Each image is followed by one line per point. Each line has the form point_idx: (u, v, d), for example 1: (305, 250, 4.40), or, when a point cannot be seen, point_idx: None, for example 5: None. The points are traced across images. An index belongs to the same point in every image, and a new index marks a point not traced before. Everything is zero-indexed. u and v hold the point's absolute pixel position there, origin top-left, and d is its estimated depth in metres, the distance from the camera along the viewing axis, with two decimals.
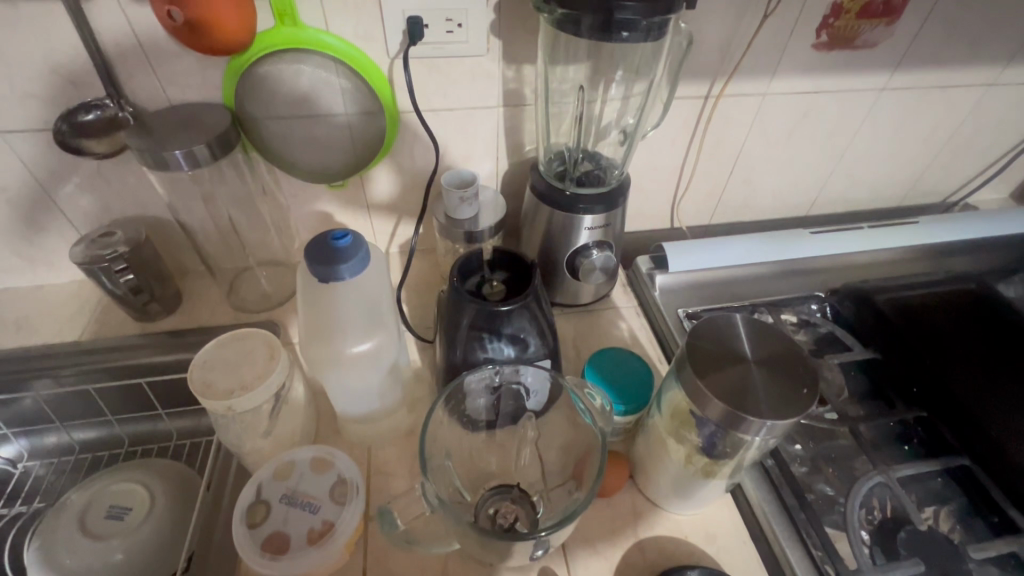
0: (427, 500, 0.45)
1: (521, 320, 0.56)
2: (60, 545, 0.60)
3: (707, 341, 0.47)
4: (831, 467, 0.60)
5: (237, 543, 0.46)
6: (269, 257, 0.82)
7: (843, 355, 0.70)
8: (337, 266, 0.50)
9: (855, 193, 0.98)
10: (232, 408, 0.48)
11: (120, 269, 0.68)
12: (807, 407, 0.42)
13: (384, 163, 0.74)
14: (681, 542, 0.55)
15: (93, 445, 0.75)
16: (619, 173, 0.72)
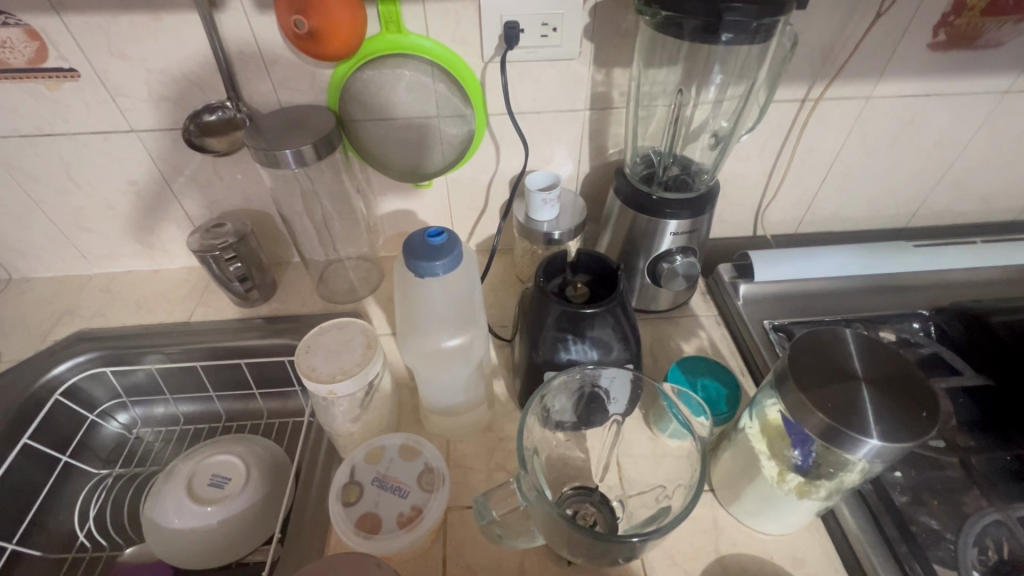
0: (522, 492, 0.47)
1: (607, 323, 0.56)
2: (169, 506, 0.66)
3: (813, 356, 0.45)
4: (936, 499, 0.56)
5: (335, 518, 0.49)
6: (357, 251, 0.87)
7: (950, 380, 0.65)
8: (434, 262, 0.50)
9: (965, 205, 0.91)
10: (333, 392, 0.51)
11: (230, 257, 0.74)
12: (927, 432, 0.40)
13: (469, 165, 0.76)
14: (767, 562, 0.53)
15: (194, 418, 0.81)
16: (709, 178, 0.70)
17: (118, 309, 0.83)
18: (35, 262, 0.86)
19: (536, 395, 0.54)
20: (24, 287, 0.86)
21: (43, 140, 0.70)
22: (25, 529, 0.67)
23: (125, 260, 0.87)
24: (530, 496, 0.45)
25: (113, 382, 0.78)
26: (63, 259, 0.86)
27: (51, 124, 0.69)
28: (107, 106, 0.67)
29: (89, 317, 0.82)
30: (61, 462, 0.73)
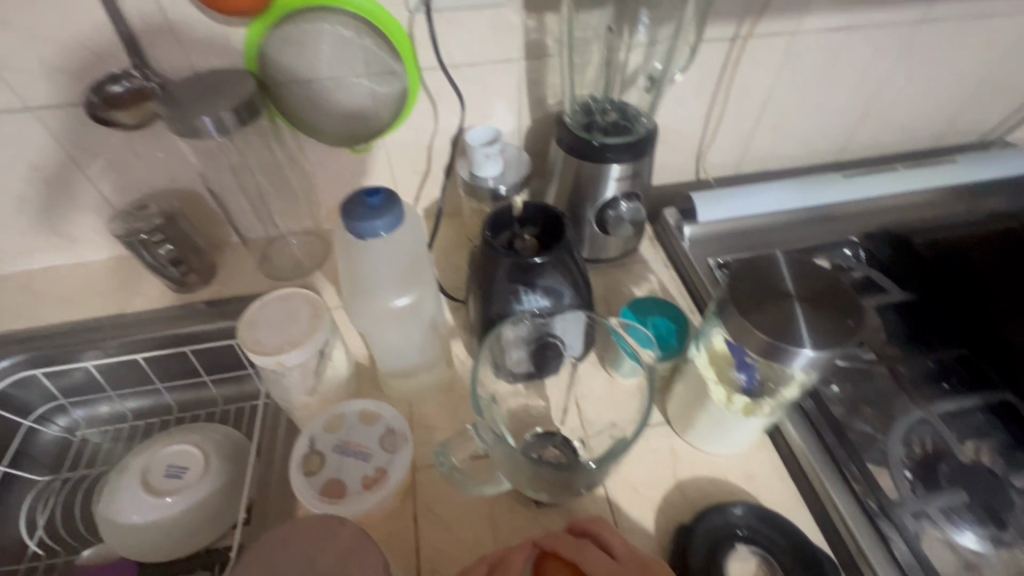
0: (481, 437, 0.48)
1: (555, 271, 0.57)
2: (126, 502, 0.63)
3: (749, 279, 0.47)
4: (869, 407, 0.60)
5: (297, 488, 0.48)
6: (300, 226, 0.83)
7: (879, 298, 0.69)
8: (373, 221, 0.49)
9: (890, 136, 0.95)
10: (282, 362, 0.50)
11: (158, 240, 0.71)
12: (851, 338, 0.42)
13: (407, 125, 0.74)
14: (721, 482, 0.56)
15: (144, 413, 0.78)
16: (646, 121, 0.71)
17: (42, 307, 0.77)
18: None
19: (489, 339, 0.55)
20: None
21: None
22: None
23: (43, 256, 0.80)
24: (489, 440, 0.46)
25: (46, 385, 0.73)
26: None
27: None
28: None
29: (10, 319, 0.76)
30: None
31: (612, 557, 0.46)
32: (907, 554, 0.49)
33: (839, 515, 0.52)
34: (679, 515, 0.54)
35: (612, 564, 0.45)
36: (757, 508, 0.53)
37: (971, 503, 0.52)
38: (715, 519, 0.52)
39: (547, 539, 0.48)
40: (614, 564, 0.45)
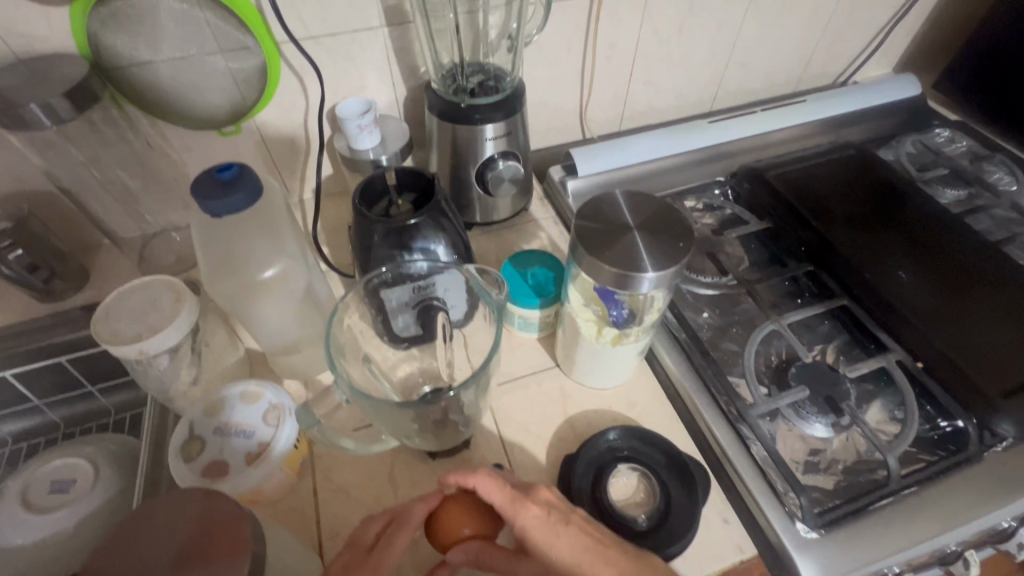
0: (341, 388, 0.49)
1: (429, 232, 0.58)
2: (4, 522, 0.60)
3: (593, 219, 0.50)
4: (735, 328, 0.67)
5: (176, 475, 0.48)
6: (179, 219, 0.79)
7: (740, 230, 0.76)
8: (220, 198, 0.48)
9: (754, 83, 1.03)
10: (145, 352, 0.48)
11: (7, 245, 0.65)
12: (684, 258, 0.46)
13: (274, 102, 0.72)
14: (606, 411, 0.61)
15: (25, 435, 0.74)
16: (512, 80, 0.72)
17: None
18: None
19: (358, 285, 0.56)
20: None
21: None
22: None
23: None
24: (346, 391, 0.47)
25: None
26: None
27: None
28: None
29: None
30: None
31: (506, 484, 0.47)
32: (763, 453, 0.55)
33: (705, 425, 0.57)
34: (568, 446, 0.58)
35: (505, 491, 0.47)
36: (632, 429, 0.57)
37: (812, 397, 0.59)
38: (595, 445, 0.56)
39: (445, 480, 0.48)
40: (507, 490, 0.47)
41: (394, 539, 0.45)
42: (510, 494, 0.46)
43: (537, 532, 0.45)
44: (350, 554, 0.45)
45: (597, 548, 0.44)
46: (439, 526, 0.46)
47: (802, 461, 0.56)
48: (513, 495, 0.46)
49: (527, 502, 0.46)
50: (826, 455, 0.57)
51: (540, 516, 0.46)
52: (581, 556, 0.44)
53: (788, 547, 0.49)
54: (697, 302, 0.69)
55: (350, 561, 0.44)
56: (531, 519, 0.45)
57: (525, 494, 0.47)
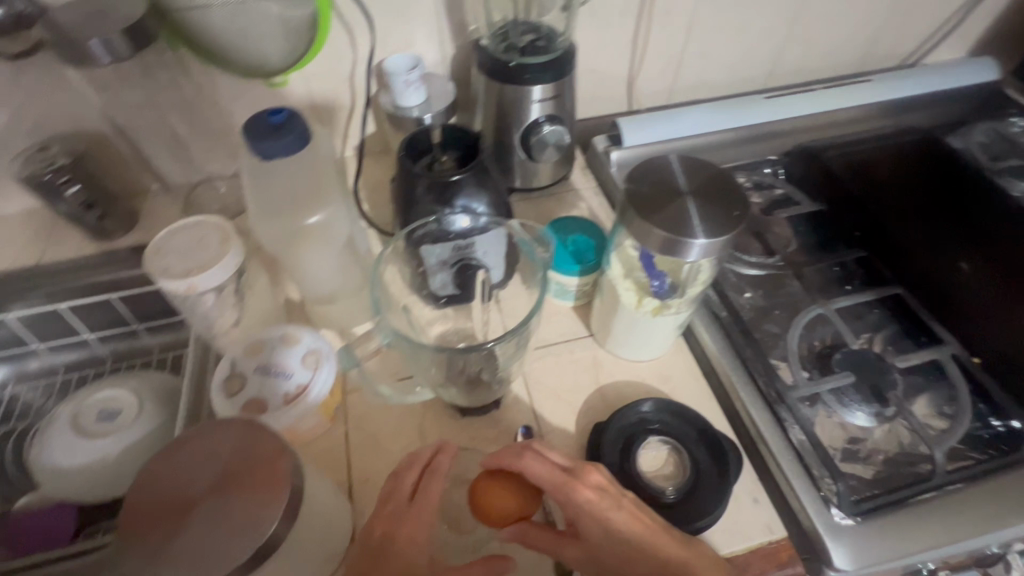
0: (383, 331, 0.50)
1: (471, 189, 0.58)
2: (57, 444, 0.64)
3: (644, 182, 0.48)
4: (778, 310, 0.64)
5: (218, 407, 0.49)
6: (224, 169, 0.80)
7: (791, 211, 0.73)
8: (271, 141, 0.49)
9: (814, 61, 0.97)
10: (194, 288, 0.50)
11: (65, 180, 0.68)
12: (738, 226, 0.45)
13: (323, 54, 0.71)
14: (639, 384, 0.60)
15: (74, 366, 0.77)
16: (564, 40, 0.70)
17: None
18: None
19: (401, 234, 0.57)
20: None
21: None
22: None
23: None
24: (388, 332, 0.50)
25: None
26: None
27: None
28: None
29: None
30: None
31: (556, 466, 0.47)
32: (801, 438, 0.53)
33: (741, 404, 0.56)
34: (598, 415, 0.58)
35: (556, 473, 0.46)
36: (665, 403, 0.56)
37: (857, 384, 0.57)
38: (627, 416, 0.55)
39: (494, 459, 0.48)
40: (559, 473, 0.46)
41: (430, 488, 0.46)
42: (560, 477, 0.46)
43: (588, 515, 0.44)
44: (392, 505, 0.46)
45: (644, 533, 0.45)
46: (487, 502, 0.47)
47: (840, 449, 0.54)
48: (564, 479, 0.46)
49: (578, 485, 0.45)
50: (866, 445, 0.54)
51: (591, 500, 0.45)
52: (629, 539, 0.44)
53: (821, 531, 0.48)
54: (739, 282, 0.67)
55: (392, 512, 0.45)
56: (583, 503, 0.45)
57: (576, 477, 0.46)
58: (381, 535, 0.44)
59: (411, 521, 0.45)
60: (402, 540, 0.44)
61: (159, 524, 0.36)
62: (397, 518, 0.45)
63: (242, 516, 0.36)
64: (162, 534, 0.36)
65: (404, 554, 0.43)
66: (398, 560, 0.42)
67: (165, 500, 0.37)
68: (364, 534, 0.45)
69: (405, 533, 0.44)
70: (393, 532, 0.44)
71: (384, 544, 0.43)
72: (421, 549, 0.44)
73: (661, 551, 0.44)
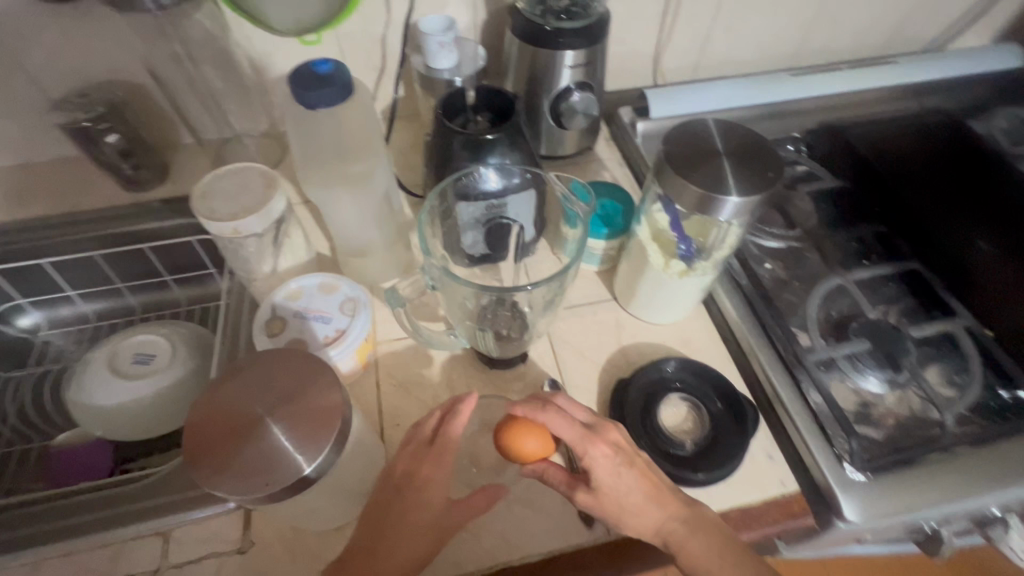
0: (430, 272, 0.52)
1: (504, 148, 0.58)
2: (95, 384, 0.65)
3: (681, 143, 0.50)
4: (797, 281, 0.66)
5: (262, 347, 0.51)
6: (255, 126, 0.82)
7: (814, 185, 0.74)
8: (316, 92, 0.50)
9: (840, 42, 0.97)
10: (239, 231, 0.52)
11: (104, 128, 0.69)
12: (772, 186, 0.46)
13: (357, 12, 0.72)
14: (660, 345, 0.62)
15: (105, 315, 0.78)
16: (599, 7, 0.71)
17: None
18: None
19: (438, 188, 0.56)
20: None
21: None
22: None
23: None
24: (437, 275, 0.51)
25: (3, 285, 0.72)
26: None
27: None
28: None
29: None
30: None
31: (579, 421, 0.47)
32: (818, 400, 0.55)
33: (760, 367, 0.58)
34: (620, 371, 0.59)
35: (578, 428, 0.46)
36: (688, 362, 0.58)
37: (873, 351, 0.59)
38: (649, 373, 0.57)
39: (518, 407, 0.48)
40: (581, 428, 0.46)
41: (450, 437, 0.46)
42: (581, 433, 0.46)
43: (602, 469, 0.45)
44: (413, 447, 0.47)
45: (652, 492, 0.46)
46: (508, 443, 0.47)
47: (854, 412, 0.56)
48: (584, 435, 0.46)
49: (597, 441, 0.46)
50: (877, 409, 0.57)
51: (607, 455, 0.46)
52: (637, 497, 0.46)
53: (832, 484, 0.50)
54: (760, 253, 0.68)
55: (414, 452, 0.47)
56: (598, 458, 0.45)
57: (595, 433, 0.46)
58: (402, 472, 0.46)
59: (430, 464, 0.46)
60: (422, 478, 0.45)
61: (219, 441, 0.38)
62: (417, 459, 0.46)
63: (299, 437, 0.38)
64: (224, 449, 0.38)
65: (421, 492, 0.45)
66: (417, 496, 0.45)
67: (223, 421, 0.39)
68: (387, 470, 0.46)
69: (425, 472, 0.45)
70: (413, 471, 0.46)
71: (404, 481, 0.45)
72: (438, 487, 0.45)
73: (664, 508, 0.46)
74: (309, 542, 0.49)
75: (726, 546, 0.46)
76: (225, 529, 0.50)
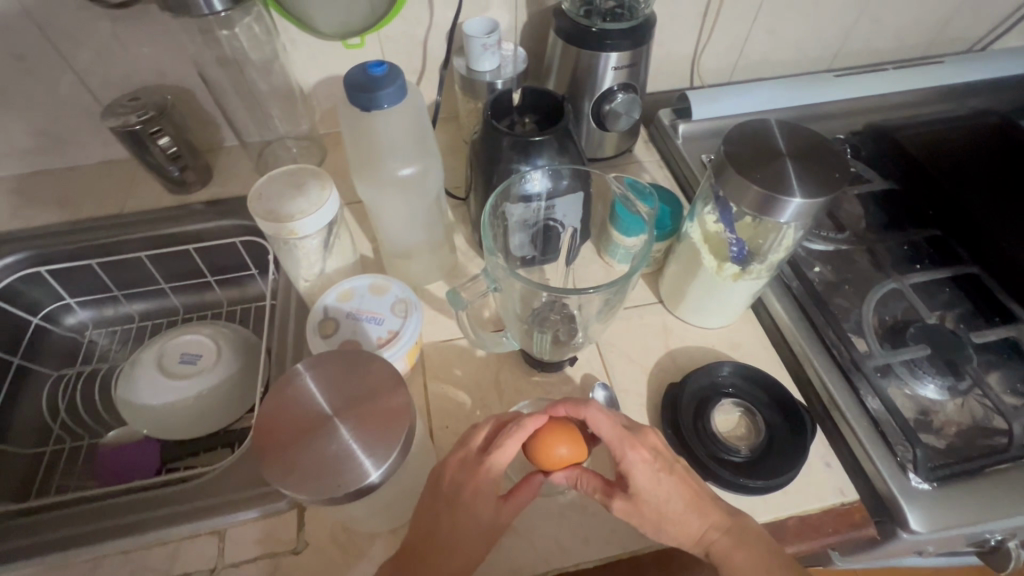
0: (492, 272, 0.51)
1: (549, 153, 0.57)
2: (144, 384, 0.66)
3: (741, 143, 0.49)
4: (848, 284, 0.65)
5: (316, 348, 0.51)
6: (295, 129, 0.82)
7: (862, 187, 0.72)
8: (376, 94, 0.50)
9: (881, 42, 0.96)
10: (296, 232, 0.52)
11: (154, 131, 0.70)
12: (839, 188, 0.45)
13: (401, 16, 0.72)
14: (709, 350, 0.61)
15: (149, 315, 0.80)
16: (645, 9, 0.70)
17: (39, 208, 0.76)
18: None
19: (493, 196, 0.56)
20: None
21: None
22: None
23: (33, 159, 0.79)
24: (500, 275, 0.50)
25: (53, 284, 0.73)
26: None
27: None
28: None
29: (8, 219, 0.75)
30: (15, 365, 0.69)
31: (616, 424, 0.46)
32: (876, 406, 0.54)
33: (814, 372, 0.57)
34: (669, 376, 0.59)
35: (617, 429, 0.46)
36: (742, 367, 0.57)
37: (932, 357, 0.58)
38: (702, 378, 0.56)
39: (554, 408, 0.47)
40: (619, 431, 0.45)
41: (498, 455, 0.45)
42: (619, 435, 0.45)
43: (638, 474, 0.44)
44: (462, 458, 0.46)
45: (692, 500, 0.45)
46: (539, 450, 0.45)
47: (913, 419, 0.55)
48: (623, 437, 0.45)
49: (635, 445, 0.45)
50: (938, 417, 0.55)
51: (645, 459, 0.45)
52: (676, 504, 0.45)
53: (895, 494, 0.49)
54: (809, 256, 0.67)
55: (463, 463, 0.45)
56: (636, 463, 0.44)
57: (634, 435, 0.45)
58: (451, 484, 0.45)
59: (479, 478, 0.44)
60: (471, 493, 0.44)
61: (289, 445, 0.38)
62: (465, 472, 0.45)
63: (369, 440, 0.38)
64: (295, 453, 0.38)
65: (470, 506, 0.44)
66: (466, 510, 0.44)
67: (291, 426, 0.39)
68: (436, 479, 0.46)
69: (473, 486, 0.44)
70: (461, 484, 0.44)
71: (454, 494, 0.44)
72: (489, 501, 0.45)
73: (706, 517, 0.45)
74: (363, 543, 0.49)
75: (774, 562, 0.44)
76: (279, 529, 0.50)
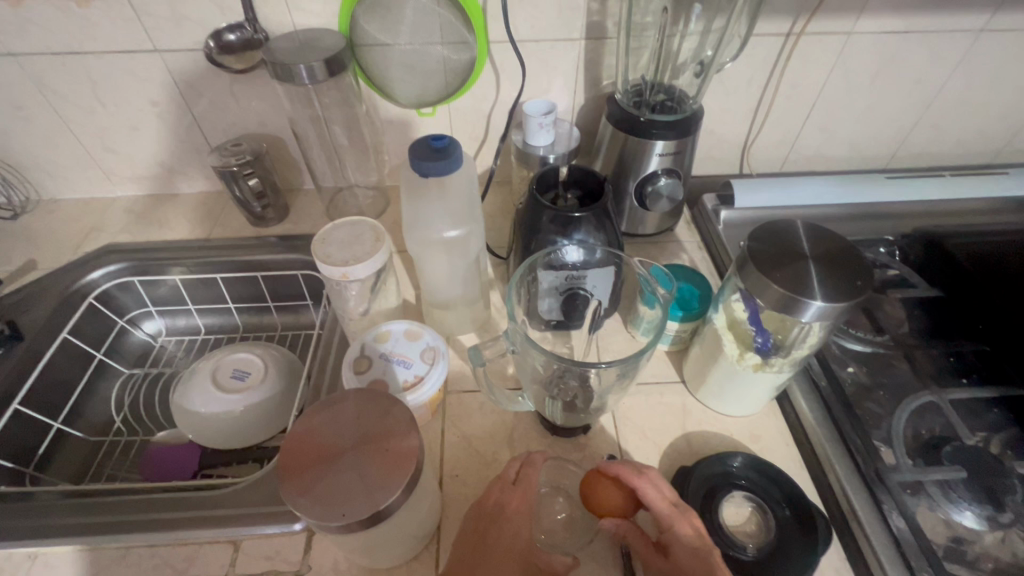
0: (512, 337, 0.55)
1: (589, 227, 0.61)
2: (196, 392, 0.72)
3: (767, 242, 0.51)
4: (883, 390, 0.63)
5: (348, 382, 0.56)
6: (365, 179, 0.92)
7: (907, 292, 0.72)
8: (433, 162, 0.56)
9: (943, 147, 0.95)
10: (347, 276, 0.58)
11: (247, 173, 0.80)
12: (860, 295, 0.46)
13: (470, 92, 0.81)
14: (727, 438, 0.60)
15: (213, 329, 0.88)
16: (694, 103, 0.76)
17: (142, 226, 0.88)
18: (63, 182, 0.91)
19: (528, 263, 0.60)
20: (54, 207, 0.92)
21: (73, 58, 0.75)
22: (68, 413, 0.73)
23: (146, 184, 0.92)
24: (518, 340, 0.53)
25: (141, 292, 0.84)
26: (90, 181, 0.91)
27: (80, 43, 0.73)
28: (134, 26, 0.72)
29: (116, 233, 0.87)
30: (95, 359, 0.79)
31: (667, 495, 0.49)
32: (901, 525, 0.51)
33: (836, 478, 0.55)
34: (682, 459, 0.58)
35: (667, 500, 0.48)
36: (755, 460, 0.56)
37: (969, 481, 0.55)
38: (715, 465, 0.56)
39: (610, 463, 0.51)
40: (668, 503, 0.48)
41: (531, 481, 0.51)
42: (669, 509, 0.48)
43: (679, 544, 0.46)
44: (500, 483, 0.51)
45: None
46: (594, 490, 0.50)
47: (944, 546, 0.51)
48: (672, 510, 0.47)
49: (683, 518, 0.47)
50: (974, 548, 0.51)
51: (688, 535, 0.47)
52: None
53: None
54: (842, 355, 0.65)
55: (502, 487, 0.50)
56: (680, 534, 0.47)
57: (683, 509, 0.48)
58: (495, 503, 0.49)
59: (519, 498, 0.49)
60: (510, 513, 0.49)
61: (309, 467, 0.42)
62: (507, 492, 0.50)
63: (376, 477, 0.41)
64: (312, 476, 0.42)
65: (512, 525, 0.48)
66: (509, 526, 0.48)
67: (314, 449, 0.43)
68: (477, 504, 0.50)
69: (514, 506, 0.49)
70: (503, 503, 0.49)
71: (497, 511, 0.49)
72: (524, 526, 0.48)
73: None
74: None
75: None
76: (288, 549, 0.53)
